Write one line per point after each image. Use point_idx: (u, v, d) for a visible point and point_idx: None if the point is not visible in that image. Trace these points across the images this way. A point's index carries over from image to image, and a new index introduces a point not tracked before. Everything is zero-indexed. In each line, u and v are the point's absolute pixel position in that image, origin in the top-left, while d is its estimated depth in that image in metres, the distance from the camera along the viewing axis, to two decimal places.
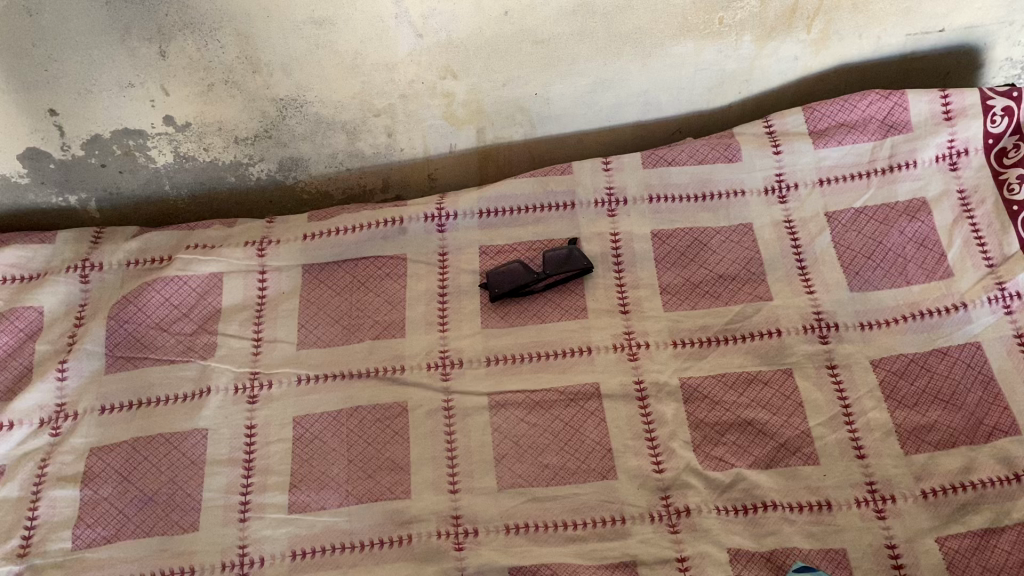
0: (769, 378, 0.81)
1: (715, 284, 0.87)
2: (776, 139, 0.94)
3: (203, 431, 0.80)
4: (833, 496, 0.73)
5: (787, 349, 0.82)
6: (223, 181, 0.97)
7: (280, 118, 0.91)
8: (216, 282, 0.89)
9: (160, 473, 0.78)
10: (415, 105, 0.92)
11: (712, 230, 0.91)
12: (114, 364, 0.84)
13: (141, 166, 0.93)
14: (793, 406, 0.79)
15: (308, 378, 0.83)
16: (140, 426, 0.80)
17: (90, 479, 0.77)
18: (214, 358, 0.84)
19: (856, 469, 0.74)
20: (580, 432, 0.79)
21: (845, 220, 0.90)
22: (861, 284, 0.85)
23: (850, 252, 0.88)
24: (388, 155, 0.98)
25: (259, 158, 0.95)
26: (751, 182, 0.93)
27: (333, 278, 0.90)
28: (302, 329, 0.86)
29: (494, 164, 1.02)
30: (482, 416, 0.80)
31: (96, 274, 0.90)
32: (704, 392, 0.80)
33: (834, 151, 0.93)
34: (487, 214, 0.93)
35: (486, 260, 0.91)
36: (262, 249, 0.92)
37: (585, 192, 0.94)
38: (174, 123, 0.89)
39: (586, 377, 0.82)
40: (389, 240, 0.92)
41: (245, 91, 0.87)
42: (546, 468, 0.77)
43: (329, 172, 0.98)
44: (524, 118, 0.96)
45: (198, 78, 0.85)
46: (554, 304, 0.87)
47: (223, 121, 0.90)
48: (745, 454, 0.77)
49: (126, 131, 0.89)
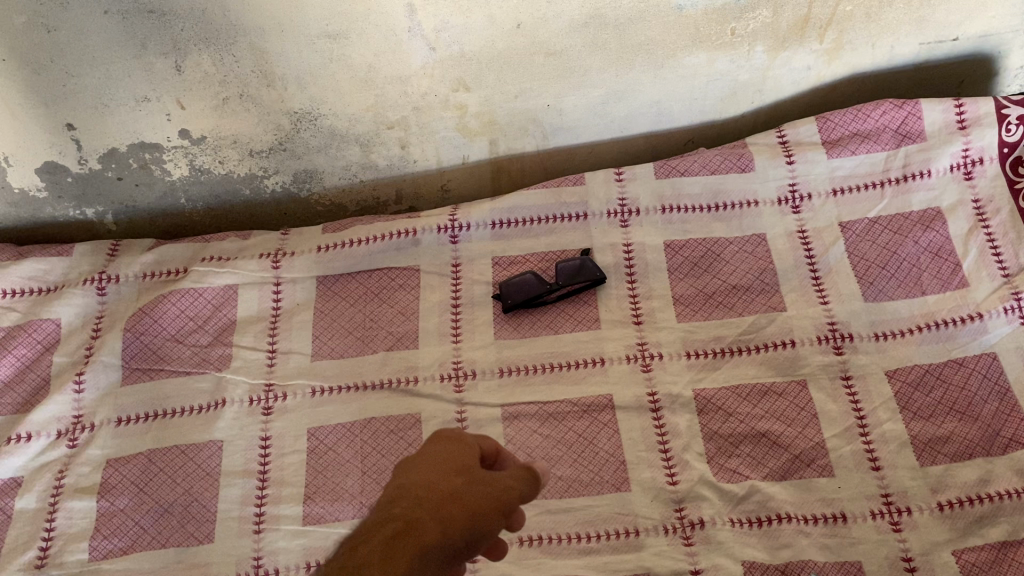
0: (783, 390, 0.81)
1: (729, 295, 0.87)
2: (789, 149, 0.94)
3: (218, 442, 0.80)
4: (848, 509, 0.74)
5: (802, 360, 0.82)
6: (237, 193, 0.98)
7: (294, 131, 0.91)
8: (231, 295, 0.89)
9: (175, 485, 0.78)
10: (428, 117, 0.92)
11: (726, 240, 0.91)
12: (131, 376, 0.85)
13: (157, 178, 0.94)
14: (808, 418, 0.79)
15: (322, 390, 0.83)
16: (156, 437, 0.81)
17: (107, 491, 0.78)
18: (228, 370, 0.85)
19: (872, 482, 0.75)
20: (594, 443, 0.79)
21: (859, 230, 0.90)
22: (875, 294, 0.85)
23: (864, 263, 0.87)
24: (402, 166, 0.98)
25: (274, 170, 0.95)
26: (764, 193, 0.93)
27: (347, 290, 0.90)
28: (316, 341, 0.87)
29: (506, 175, 1.02)
30: (496, 428, 0.80)
31: (114, 286, 0.91)
32: (718, 403, 0.81)
33: (847, 160, 0.93)
34: (499, 225, 0.93)
35: (499, 271, 0.90)
36: (276, 261, 0.92)
37: (598, 202, 0.93)
38: (189, 136, 0.90)
39: (599, 388, 0.82)
40: (402, 252, 0.92)
41: (260, 104, 0.88)
42: (559, 480, 0.77)
43: (342, 183, 0.99)
44: (536, 129, 0.96)
45: (213, 92, 0.85)
46: (567, 315, 0.87)
47: (238, 134, 0.90)
48: (760, 466, 0.77)
49: (142, 144, 0.90)
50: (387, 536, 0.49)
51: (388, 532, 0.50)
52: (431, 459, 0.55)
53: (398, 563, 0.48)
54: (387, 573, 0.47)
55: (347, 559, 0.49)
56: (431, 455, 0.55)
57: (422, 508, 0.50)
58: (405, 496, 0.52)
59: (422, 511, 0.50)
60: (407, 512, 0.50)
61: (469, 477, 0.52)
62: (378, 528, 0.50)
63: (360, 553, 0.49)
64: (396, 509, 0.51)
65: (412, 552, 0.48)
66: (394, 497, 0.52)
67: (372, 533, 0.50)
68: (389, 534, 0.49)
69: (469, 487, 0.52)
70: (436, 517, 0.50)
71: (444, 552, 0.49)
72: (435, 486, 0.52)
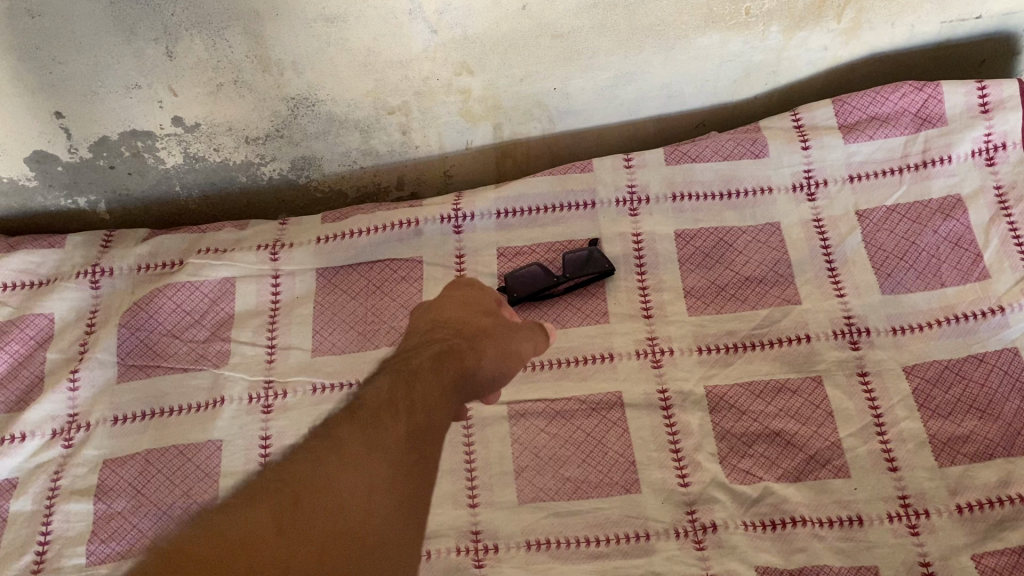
0: (798, 387, 0.79)
1: (742, 287, 0.84)
2: (804, 133, 0.91)
3: (218, 442, 0.78)
4: (864, 511, 0.72)
5: (817, 356, 0.80)
6: (234, 181, 0.94)
7: (291, 117, 0.87)
8: (228, 288, 0.86)
9: (173, 487, 0.76)
10: (430, 102, 0.89)
11: (739, 229, 0.88)
12: (127, 373, 0.82)
13: (150, 167, 0.90)
14: (823, 416, 0.77)
15: (324, 387, 0.81)
16: (153, 437, 0.79)
17: (104, 493, 0.76)
18: (227, 366, 0.82)
19: (889, 483, 0.73)
20: (603, 443, 0.77)
21: (876, 219, 0.87)
22: (893, 286, 0.83)
23: (882, 254, 0.85)
24: (403, 153, 0.95)
25: (271, 157, 0.92)
26: (778, 179, 0.90)
27: (348, 282, 0.87)
28: (316, 336, 0.84)
29: (511, 161, 0.98)
30: (503, 427, 0.79)
31: (107, 280, 0.87)
32: (731, 401, 0.78)
33: (865, 146, 0.89)
34: (505, 214, 0.89)
35: (505, 262, 0.87)
36: (275, 253, 0.88)
37: (606, 190, 0.90)
38: (183, 124, 0.86)
39: (608, 386, 0.80)
40: (404, 243, 0.88)
41: (256, 90, 0.84)
42: (567, 481, 0.75)
43: (342, 170, 0.95)
44: (543, 113, 0.93)
45: (207, 78, 0.82)
46: (574, 309, 0.84)
47: (233, 120, 0.87)
48: (774, 467, 0.75)
49: (134, 132, 0.86)
50: (437, 355, 0.71)
51: (436, 351, 0.72)
52: (462, 304, 0.77)
53: (446, 375, 0.70)
54: (440, 379, 0.69)
55: (406, 365, 0.70)
56: (462, 299, 0.78)
57: (462, 338, 0.73)
58: (444, 328, 0.74)
59: (462, 342, 0.72)
60: (451, 339, 0.73)
61: (493, 322, 0.75)
62: (427, 346, 0.72)
63: (415, 363, 0.70)
64: (441, 335, 0.73)
65: (457, 371, 0.71)
66: (432, 327, 0.75)
67: (424, 349, 0.72)
68: (438, 352, 0.71)
69: (496, 328, 0.75)
70: (474, 348, 0.72)
71: (478, 377, 0.72)
72: (469, 323, 0.75)
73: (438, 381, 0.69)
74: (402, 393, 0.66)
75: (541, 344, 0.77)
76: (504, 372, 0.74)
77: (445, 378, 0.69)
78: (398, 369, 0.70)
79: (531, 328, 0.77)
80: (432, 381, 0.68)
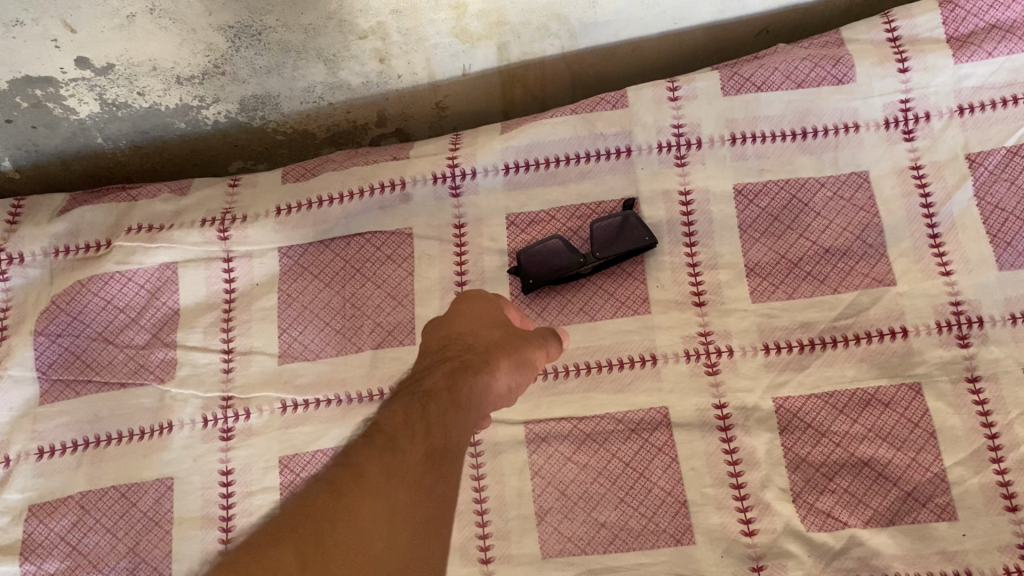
0: (891, 398, 0.62)
1: (819, 262, 0.66)
2: (901, 47, 0.70)
3: (168, 481, 0.63)
4: (975, 566, 0.57)
5: (916, 357, 0.63)
6: (171, 128, 0.74)
7: (231, 50, 0.67)
8: (170, 277, 0.69)
9: (115, 542, 0.62)
10: (414, 21, 0.68)
11: (815, 182, 0.68)
12: (51, 392, 0.66)
13: (60, 118, 0.71)
14: (923, 439, 0.61)
15: (295, 405, 0.65)
16: (87, 476, 0.64)
17: (31, 551, 0.62)
18: (173, 380, 0.66)
19: (1007, 527, 0.58)
20: (645, 477, 0.62)
21: (993, 166, 0.67)
22: (1014, 260, 0.64)
23: (1000, 214, 0.65)
24: (383, 83, 0.74)
25: (212, 99, 0.72)
26: (867, 112, 0.69)
27: (320, 262, 0.69)
28: (284, 336, 0.67)
29: (522, 86, 0.78)
30: (520, 455, 0.63)
31: (17, 270, 0.70)
32: (806, 419, 0.62)
33: (981, 66, 0.68)
34: (516, 168, 0.70)
35: (518, 235, 0.69)
36: (224, 229, 0.70)
37: (644, 132, 0.70)
38: (91, 66, 0.66)
39: (649, 400, 0.64)
40: (389, 210, 0.70)
41: (179, 20, 0.63)
42: (602, 528, 0.61)
43: (307, 108, 0.75)
44: (561, 28, 0.72)
45: (112, 8, 0.61)
46: (606, 294, 0.67)
47: (157, 58, 0.66)
48: (861, 508, 0.60)
49: (28, 80, 0.66)
50: (451, 370, 0.53)
51: (449, 366, 0.53)
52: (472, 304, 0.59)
53: (463, 394, 0.51)
54: (455, 403, 0.50)
55: (416, 388, 0.51)
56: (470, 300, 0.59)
57: (475, 351, 0.55)
58: (456, 343, 0.55)
59: (476, 354, 0.54)
60: (461, 356, 0.54)
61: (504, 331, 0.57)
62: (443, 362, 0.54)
63: (426, 384, 0.52)
64: (452, 350, 0.55)
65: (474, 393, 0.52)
66: (444, 342, 0.56)
67: (434, 369, 0.53)
68: (452, 368, 0.53)
69: (511, 335, 0.56)
70: (486, 362, 0.54)
71: (495, 393, 0.54)
72: (479, 334, 0.56)
73: (453, 404, 0.50)
74: (416, 413, 0.48)
75: (555, 347, 0.59)
76: (516, 390, 0.56)
77: (462, 400, 0.51)
78: (408, 394, 0.51)
79: (542, 335, 0.59)
80: (449, 403, 0.50)
